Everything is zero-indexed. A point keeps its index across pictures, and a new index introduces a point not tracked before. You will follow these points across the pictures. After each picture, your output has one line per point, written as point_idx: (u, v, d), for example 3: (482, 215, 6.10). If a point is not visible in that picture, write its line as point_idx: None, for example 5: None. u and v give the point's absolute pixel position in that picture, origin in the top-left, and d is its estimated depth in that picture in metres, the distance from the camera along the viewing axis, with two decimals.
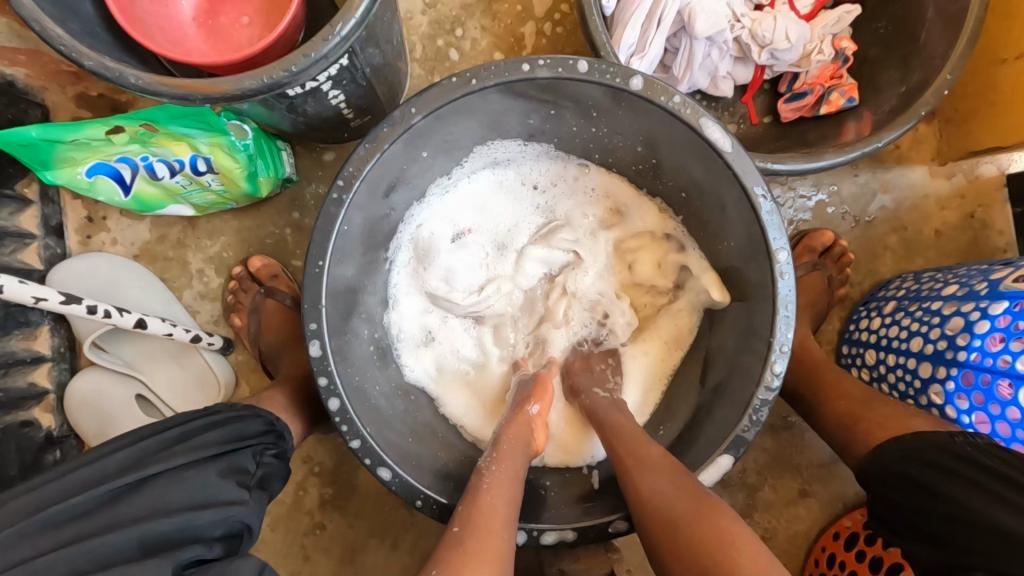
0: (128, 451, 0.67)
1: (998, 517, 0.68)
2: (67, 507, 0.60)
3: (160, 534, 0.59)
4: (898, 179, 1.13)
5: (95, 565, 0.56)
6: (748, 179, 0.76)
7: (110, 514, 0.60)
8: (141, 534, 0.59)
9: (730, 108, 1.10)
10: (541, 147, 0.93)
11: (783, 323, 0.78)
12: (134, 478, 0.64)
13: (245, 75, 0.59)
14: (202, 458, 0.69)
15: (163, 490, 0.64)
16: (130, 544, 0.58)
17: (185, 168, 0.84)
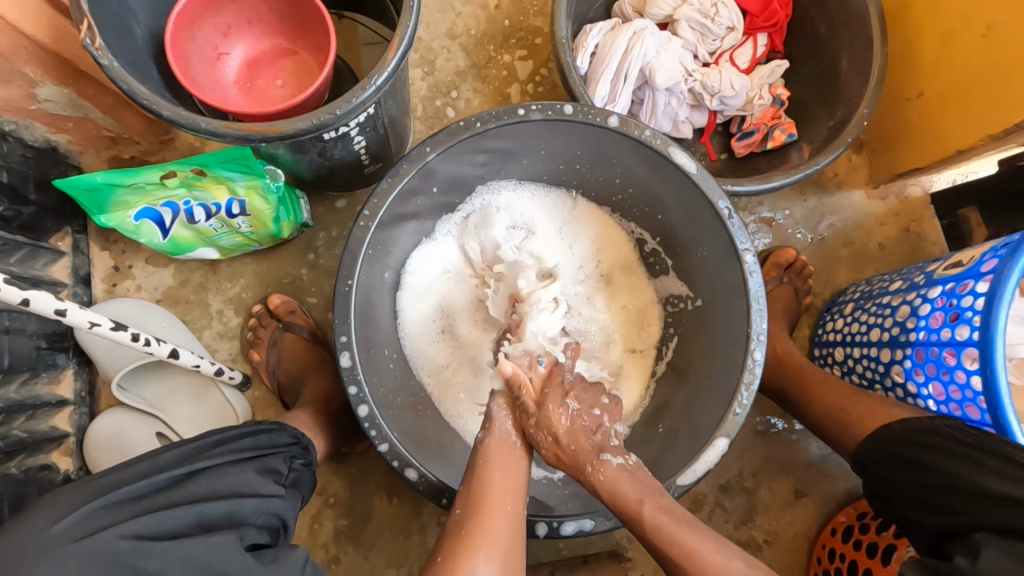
0: (174, 451, 0.69)
1: (988, 484, 0.72)
2: (133, 487, 0.60)
3: (221, 511, 0.62)
4: (840, 201, 1.31)
5: (166, 531, 0.57)
6: (712, 195, 0.91)
7: (171, 496, 0.62)
8: (202, 511, 0.60)
9: (691, 147, 1.28)
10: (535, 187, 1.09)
11: (757, 314, 0.89)
12: (186, 470, 0.66)
13: (299, 118, 0.72)
14: (242, 460, 0.73)
15: (214, 481, 0.66)
16: (194, 518, 0.59)
17: (220, 211, 0.95)
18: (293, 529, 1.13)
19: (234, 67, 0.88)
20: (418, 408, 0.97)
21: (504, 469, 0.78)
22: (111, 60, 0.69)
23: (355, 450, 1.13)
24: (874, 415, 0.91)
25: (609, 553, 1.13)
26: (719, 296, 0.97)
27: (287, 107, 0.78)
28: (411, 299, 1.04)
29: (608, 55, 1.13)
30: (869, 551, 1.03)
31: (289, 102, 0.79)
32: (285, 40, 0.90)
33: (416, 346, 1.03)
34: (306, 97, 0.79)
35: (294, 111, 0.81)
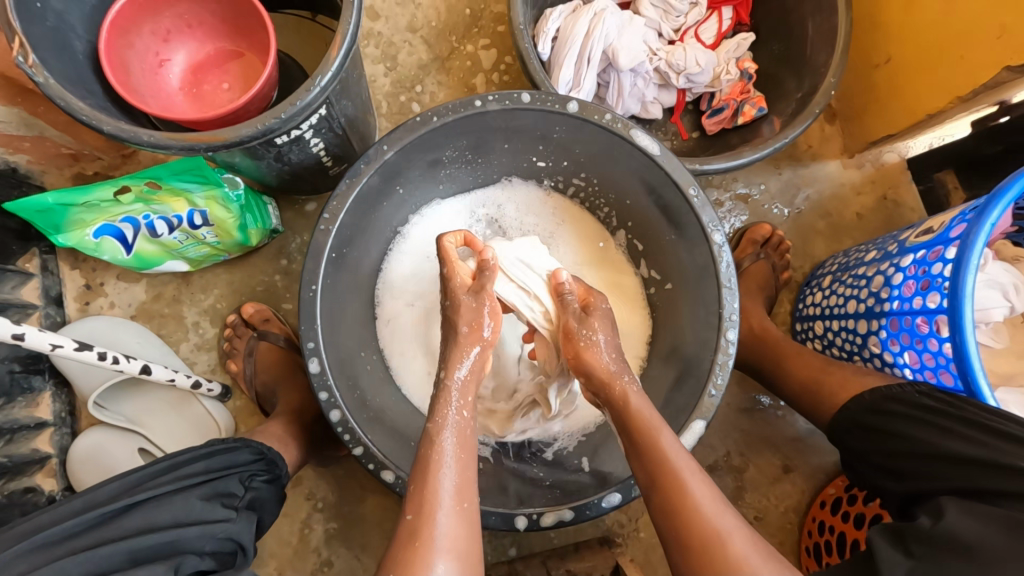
0: (117, 483, 0.67)
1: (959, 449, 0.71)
2: (65, 527, 0.60)
3: (152, 545, 0.59)
4: (816, 173, 1.29)
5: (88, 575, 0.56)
6: (678, 175, 0.89)
7: (103, 534, 0.60)
8: (132, 547, 0.59)
9: (662, 127, 1.27)
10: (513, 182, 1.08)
11: (728, 294, 0.88)
12: (122, 504, 0.63)
13: (243, 124, 0.70)
14: (188, 484, 0.69)
15: (150, 512, 0.63)
16: (124, 554, 0.58)
17: (183, 223, 0.94)
18: (283, 536, 1.13)
19: (178, 73, 0.86)
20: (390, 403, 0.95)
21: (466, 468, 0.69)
22: (46, 77, 0.68)
23: (340, 453, 1.13)
24: (849, 387, 0.91)
25: (599, 539, 1.13)
26: (690, 278, 0.95)
27: (231, 111, 0.78)
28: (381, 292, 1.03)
29: (569, 38, 1.11)
30: (856, 522, 1.03)
31: (233, 105, 0.78)
32: (228, 42, 0.88)
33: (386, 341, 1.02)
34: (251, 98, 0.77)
35: (239, 114, 0.79)
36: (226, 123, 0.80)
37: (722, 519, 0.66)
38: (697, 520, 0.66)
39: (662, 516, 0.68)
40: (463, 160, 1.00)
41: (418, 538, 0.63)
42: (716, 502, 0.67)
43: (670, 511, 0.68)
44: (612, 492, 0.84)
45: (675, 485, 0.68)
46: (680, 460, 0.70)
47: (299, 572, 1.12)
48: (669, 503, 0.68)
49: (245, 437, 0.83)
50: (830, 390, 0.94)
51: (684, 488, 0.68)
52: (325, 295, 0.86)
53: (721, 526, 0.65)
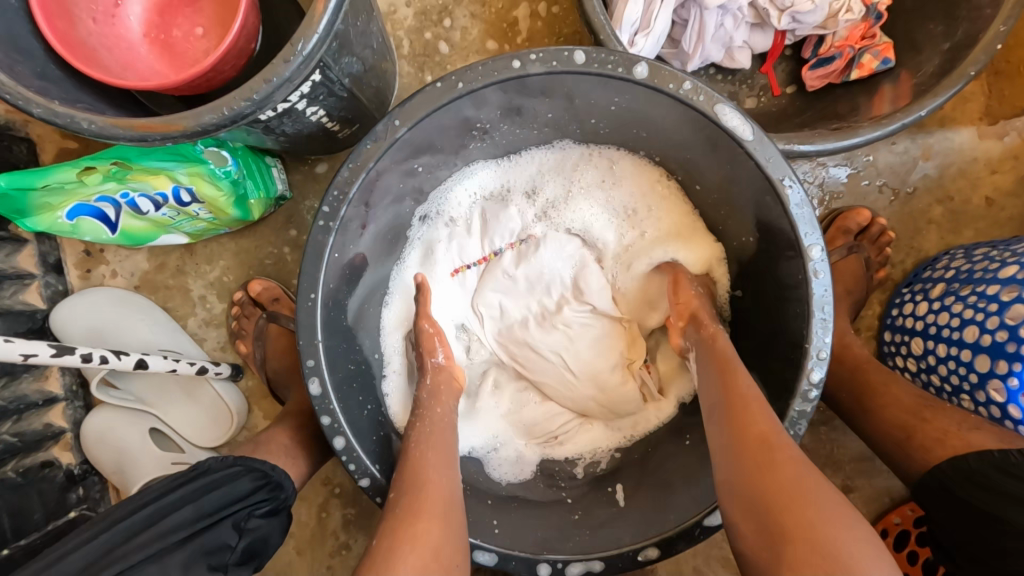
0: (90, 547, 0.63)
1: None
2: None
3: None
4: (941, 143, 1.02)
5: None
6: (773, 169, 0.69)
7: None
8: None
9: (749, 79, 1.01)
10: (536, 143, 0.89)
11: (820, 326, 0.70)
12: None
13: (204, 109, 0.53)
14: (169, 545, 0.64)
15: None
16: None
17: (169, 201, 0.81)
18: (302, 517, 1.11)
19: (140, 15, 0.69)
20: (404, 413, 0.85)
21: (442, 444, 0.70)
22: None
23: None
24: (947, 443, 0.75)
25: None
26: (771, 294, 0.78)
27: (202, 70, 0.61)
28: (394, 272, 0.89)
29: None
30: None
31: (205, 62, 0.62)
32: None
33: (396, 331, 0.87)
34: (220, 56, 0.61)
35: (209, 75, 0.63)
36: (200, 89, 0.65)
37: (777, 432, 0.60)
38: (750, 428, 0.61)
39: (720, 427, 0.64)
40: (503, 125, 0.81)
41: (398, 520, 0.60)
42: (773, 420, 0.62)
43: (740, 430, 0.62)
44: (650, 545, 0.75)
45: (740, 405, 0.64)
46: (745, 384, 0.67)
47: (318, 553, 1.11)
48: (727, 417, 0.64)
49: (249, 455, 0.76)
50: (919, 439, 0.78)
51: (746, 405, 0.64)
52: (329, 301, 0.73)
53: (778, 435, 0.60)
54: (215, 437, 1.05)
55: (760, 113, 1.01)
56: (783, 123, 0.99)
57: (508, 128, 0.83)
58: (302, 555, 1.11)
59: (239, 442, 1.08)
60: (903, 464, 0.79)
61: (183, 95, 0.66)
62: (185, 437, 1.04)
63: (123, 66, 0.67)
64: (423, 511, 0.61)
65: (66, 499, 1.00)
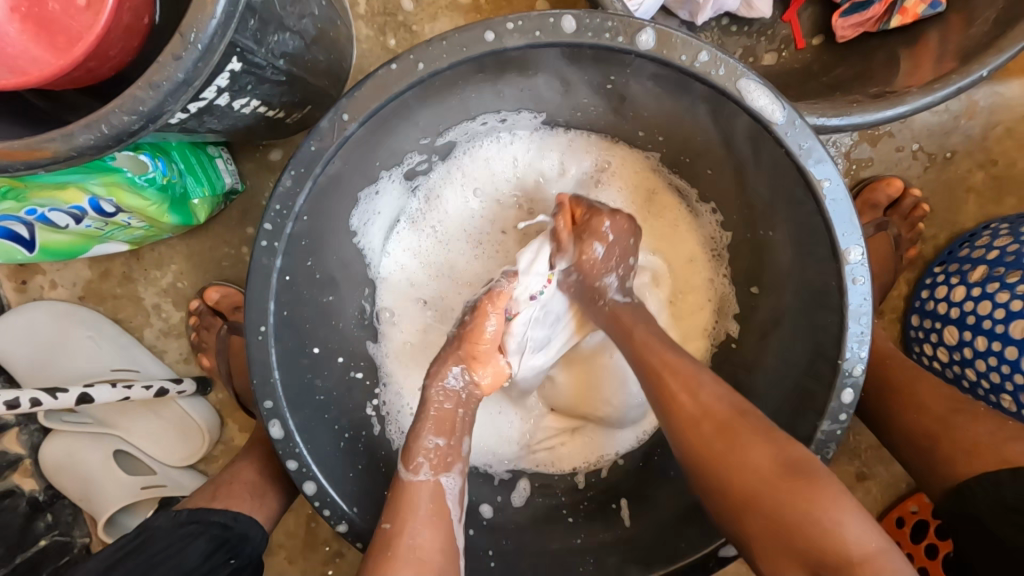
0: None
1: None
2: None
3: None
4: (988, 98, 0.89)
5: None
6: (807, 157, 0.57)
7: None
8: None
9: (769, 31, 0.86)
10: (479, 130, 0.74)
11: (855, 340, 0.60)
12: None
13: (75, 127, 0.40)
14: None
15: None
16: None
17: (88, 213, 0.68)
18: (290, 527, 1.06)
19: None
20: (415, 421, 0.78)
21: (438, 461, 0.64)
22: None
23: None
24: (980, 454, 0.67)
25: None
26: (796, 298, 0.67)
27: (73, 62, 0.48)
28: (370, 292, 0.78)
29: None
30: None
31: (75, 51, 0.48)
32: None
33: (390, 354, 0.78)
34: (94, 40, 0.47)
35: (89, 65, 0.50)
36: (83, 82, 0.52)
37: (700, 402, 0.59)
38: (680, 414, 0.60)
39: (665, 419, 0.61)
40: (468, 123, 0.72)
41: (393, 547, 0.57)
42: (689, 385, 0.60)
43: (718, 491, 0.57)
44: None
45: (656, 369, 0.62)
46: (652, 354, 0.63)
47: (310, 563, 1.06)
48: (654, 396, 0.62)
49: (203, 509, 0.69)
50: (948, 448, 0.70)
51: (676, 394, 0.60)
52: (283, 332, 0.63)
53: (720, 402, 0.59)
54: (187, 455, 0.97)
55: (781, 72, 0.87)
56: (808, 83, 0.84)
57: (477, 125, 0.73)
58: (294, 565, 1.06)
59: (215, 458, 1.00)
60: (927, 476, 0.71)
61: (65, 87, 0.52)
62: (155, 458, 0.96)
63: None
64: (408, 552, 0.57)
65: (33, 529, 0.93)
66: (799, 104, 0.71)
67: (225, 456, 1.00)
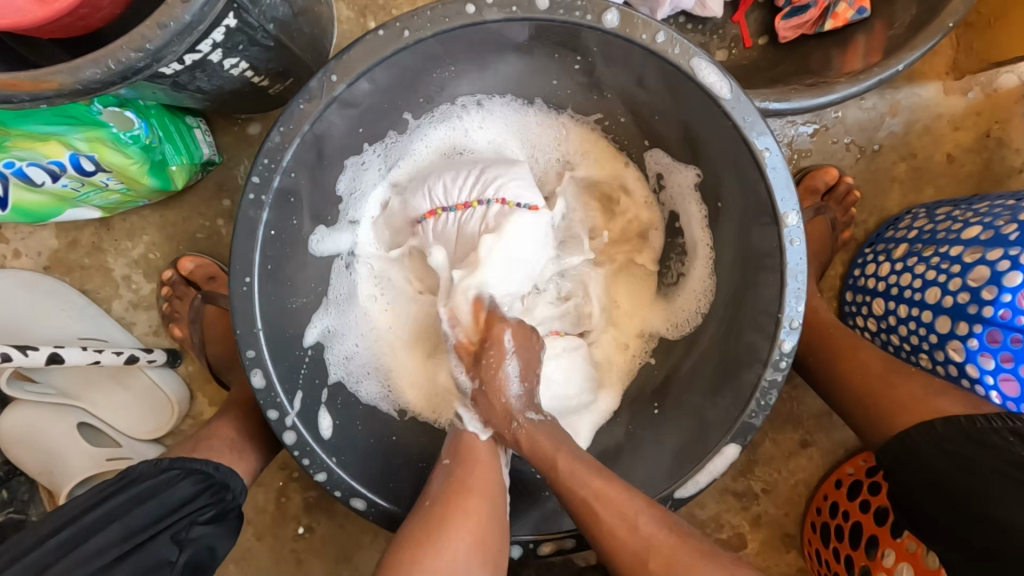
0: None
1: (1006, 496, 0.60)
2: None
3: None
4: (908, 99, 1.00)
5: None
6: (751, 130, 0.64)
7: None
8: None
9: (720, 30, 0.95)
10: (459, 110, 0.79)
11: (792, 295, 0.68)
12: None
13: (82, 62, 0.43)
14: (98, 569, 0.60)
15: None
16: None
17: (67, 171, 0.69)
18: (259, 503, 1.05)
19: None
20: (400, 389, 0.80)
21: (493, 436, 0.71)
22: None
23: None
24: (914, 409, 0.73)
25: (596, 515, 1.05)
26: (742, 263, 0.75)
27: (67, 7, 0.49)
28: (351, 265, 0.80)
29: None
30: (878, 517, 0.94)
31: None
32: None
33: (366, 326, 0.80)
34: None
35: (81, 13, 0.51)
36: (73, 29, 0.53)
37: (638, 536, 0.60)
38: (620, 552, 0.60)
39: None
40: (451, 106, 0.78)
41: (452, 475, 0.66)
42: (627, 517, 0.61)
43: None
44: None
45: (566, 481, 0.64)
46: (584, 484, 0.63)
47: (279, 538, 1.06)
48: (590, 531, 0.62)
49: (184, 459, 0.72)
50: (886, 404, 0.76)
51: (613, 536, 0.60)
52: (267, 285, 0.66)
53: (649, 540, 0.59)
54: (155, 428, 0.96)
55: (731, 67, 0.95)
56: (755, 78, 0.93)
57: (457, 106, 0.79)
58: (262, 541, 1.06)
59: (183, 432, 1.00)
60: (869, 431, 0.77)
61: (54, 35, 0.53)
62: (121, 431, 0.95)
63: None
64: (466, 482, 0.65)
65: None
66: (746, 91, 0.80)
67: (193, 429, 0.99)
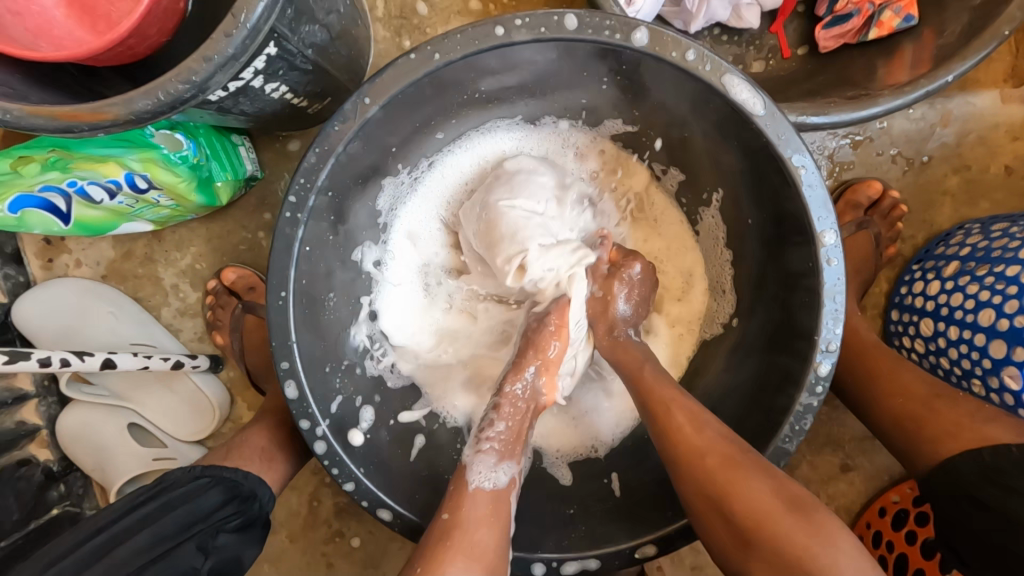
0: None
1: None
2: None
3: None
4: (962, 108, 0.95)
5: None
6: (786, 147, 0.62)
7: None
8: None
9: (757, 41, 0.92)
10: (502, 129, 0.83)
11: (830, 317, 0.65)
12: None
13: (135, 94, 0.46)
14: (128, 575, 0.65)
15: None
16: None
17: (123, 188, 0.74)
18: (292, 506, 1.09)
19: None
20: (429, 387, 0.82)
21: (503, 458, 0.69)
22: None
23: None
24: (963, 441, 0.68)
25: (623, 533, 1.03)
26: (774, 281, 0.72)
27: (117, 37, 0.52)
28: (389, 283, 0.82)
29: None
30: (926, 550, 0.89)
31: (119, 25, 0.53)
32: None
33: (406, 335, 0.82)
34: (136, 20, 0.52)
35: (130, 43, 0.55)
36: (123, 58, 0.57)
37: (705, 437, 0.62)
38: (688, 444, 0.62)
39: (686, 483, 0.61)
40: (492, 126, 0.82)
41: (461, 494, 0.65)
42: (694, 419, 0.64)
43: (692, 489, 0.60)
44: (647, 543, 0.71)
45: (654, 399, 0.67)
46: (663, 389, 0.68)
47: (311, 541, 1.09)
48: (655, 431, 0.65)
49: (212, 467, 0.76)
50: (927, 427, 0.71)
51: (668, 412, 0.65)
52: (301, 299, 0.68)
53: (716, 444, 0.62)
54: (197, 430, 1.01)
55: (768, 78, 0.93)
56: (793, 88, 0.91)
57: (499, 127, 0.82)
58: (295, 544, 1.09)
59: (223, 435, 1.04)
60: (912, 455, 0.72)
61: (105, 63, 0.57)
62: (167, 432, 1.00)
63: (31, 31, 0.57)
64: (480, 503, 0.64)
65: (46, 497, 0.96)
66: (782, 105, 0.78)
67: (233, 432, 1.03)
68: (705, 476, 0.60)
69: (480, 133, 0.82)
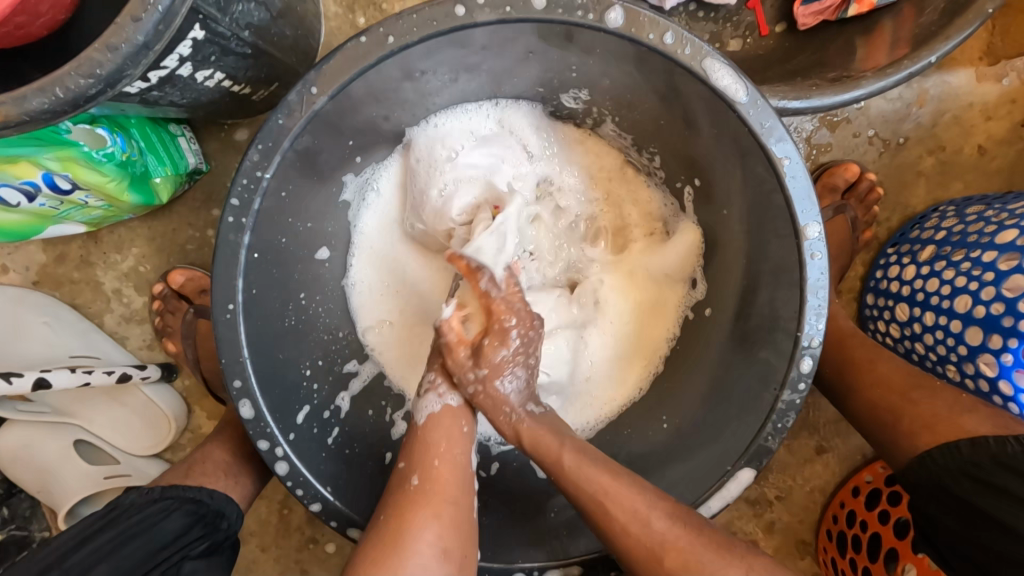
0: None
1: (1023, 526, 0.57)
2: None
3: None
4: (938, 87, 0.93)
5: None
6: (768, 135, 0.59)
7: None
8: None
9: (734, 17, 0.88)
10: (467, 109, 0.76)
11: (813, 314, 0.63)
12: None
13: (27, 91, 0.40)
14: None
15: None
16: None
17: (42, 190, 0.66)
18: (262, 515, 1.04)
19: None
20: (402, 375, 0.78)
21: (452, 466, 0.61)
22: None
23: None
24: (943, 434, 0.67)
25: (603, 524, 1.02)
26: (753, 273, 0.70)
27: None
28: (360, 276, 0.78)
29: None
30: (899, 530, 0.91)
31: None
32: None
33: (393, 314, 0.79)
34: None
35: (17, 20, 0.47)
36: (11, 40, 0.49)
37: (653, 531, 0.56)
38: (633, 546, 0.56)
39: (593, 520, 0.59)
40: (460, 108, 0.76)
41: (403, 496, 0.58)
42: (579, 453, 0.63)
43: (599, 525, 0.59)
44: None
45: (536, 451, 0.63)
46: (588, 483, 0.60)
47: (283, 550, 1.04)
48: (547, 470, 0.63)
49: (173, 488, 0.71)
50: (907, 422, 0.70)
51: (558, 460, 0.62)
52: (253, 309, 0.62)
53: (597, 479, 0.60)
54: (153, 444, 0.94)
55: (746, 57, 0.89)
56: (770, 67, 0.87)
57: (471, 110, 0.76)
58: (267, 553, 1.05)
59: (182, 446, 0.98)
60: (890, 448, 0.72)
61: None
62: (118, 447, 0.93)
63: None
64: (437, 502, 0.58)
65: None
66: (762, 88, 0.74)
67: (192, 444, 0.97)
68: (608, 535, 0.58)
69: (446, 115, 0.76)
